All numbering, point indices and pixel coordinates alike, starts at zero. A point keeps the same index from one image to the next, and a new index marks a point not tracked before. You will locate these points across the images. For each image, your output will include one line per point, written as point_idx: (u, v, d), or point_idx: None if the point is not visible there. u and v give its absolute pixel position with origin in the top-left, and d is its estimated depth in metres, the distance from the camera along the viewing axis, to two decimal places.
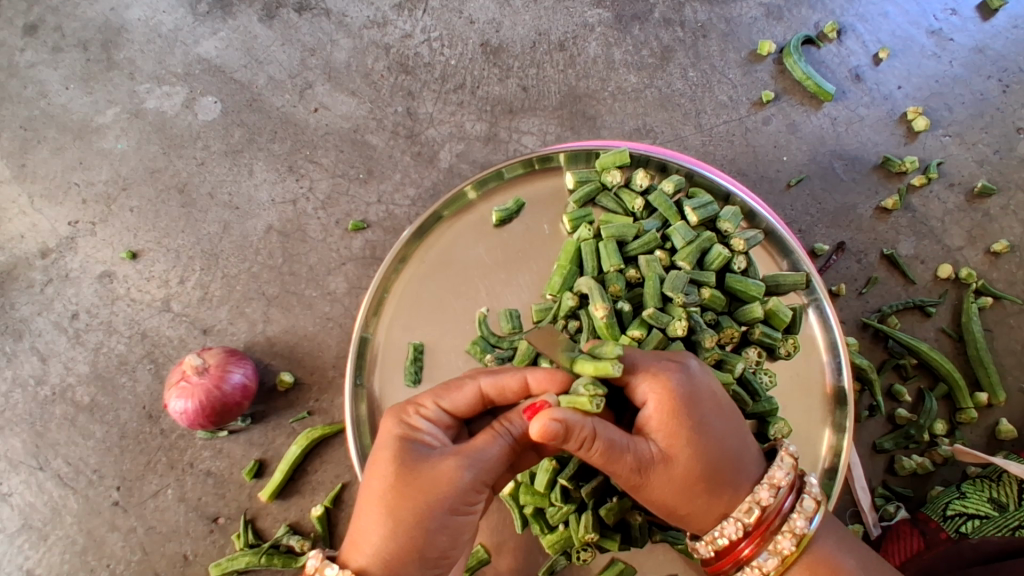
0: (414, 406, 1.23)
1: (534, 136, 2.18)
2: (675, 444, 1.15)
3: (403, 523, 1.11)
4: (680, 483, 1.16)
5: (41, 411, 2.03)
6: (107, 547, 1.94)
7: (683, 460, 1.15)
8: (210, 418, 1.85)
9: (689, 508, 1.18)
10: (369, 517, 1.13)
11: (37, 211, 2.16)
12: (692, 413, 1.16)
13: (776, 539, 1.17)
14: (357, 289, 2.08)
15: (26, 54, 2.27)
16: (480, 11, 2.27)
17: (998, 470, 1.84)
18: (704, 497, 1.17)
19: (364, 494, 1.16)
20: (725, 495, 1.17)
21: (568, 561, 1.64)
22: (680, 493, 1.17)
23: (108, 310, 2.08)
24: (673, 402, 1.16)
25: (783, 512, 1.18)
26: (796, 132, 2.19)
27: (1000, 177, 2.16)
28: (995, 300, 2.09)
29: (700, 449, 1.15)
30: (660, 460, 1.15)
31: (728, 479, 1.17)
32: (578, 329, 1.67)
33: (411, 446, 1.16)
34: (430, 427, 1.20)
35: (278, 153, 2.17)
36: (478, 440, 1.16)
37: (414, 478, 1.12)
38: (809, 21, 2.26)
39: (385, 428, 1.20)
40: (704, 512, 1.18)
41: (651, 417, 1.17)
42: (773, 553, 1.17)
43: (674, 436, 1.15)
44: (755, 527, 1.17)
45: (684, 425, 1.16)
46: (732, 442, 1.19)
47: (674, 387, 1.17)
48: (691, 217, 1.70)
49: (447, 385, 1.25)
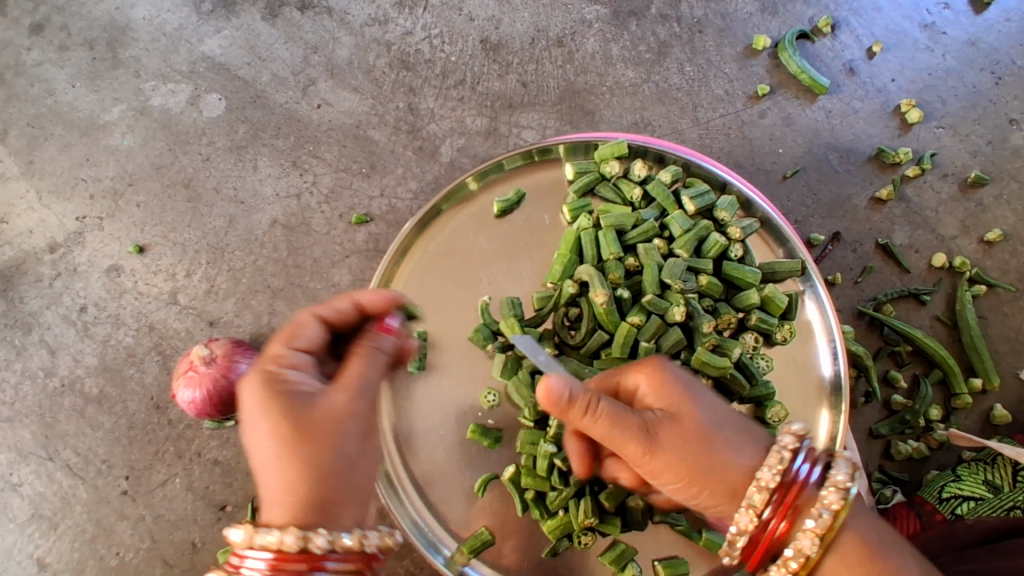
0: (273, 357, 1.24)
1: (533, 131, 2.21)
2: (677, 405, 1.23)
3: (318, 465, 1.14)
4: (690, 447, 1.19)
5: (51, 403, 2.06)
6: (117, 535, 1.98)
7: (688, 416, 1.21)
8: (217, 408, 1.89)
9: (708, 474, 1.20)
10: (271, 472, 1.14)
11: (45, 208, 2.20)
12: (685, 380, 1.26)
13: (822, 495, 1.15)
14: (361, 281, 2.11)
15: (33, 53, 2.31)
16: (479, 8, 2.31)
17: (992, 453, 1.88)
18: (721, 459, 1.19)
19: (258, 454, 1.17)
20: (741, 452, 1.21)
21: (569, 544, 1.67)
22: (695, 459, 1.19)
23: (116, 303, 2.12)
24: (666, 375, 1.26)
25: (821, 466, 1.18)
26: (791, 125, 2.23)
27: (993, 167, 2.20)
28: (989, 288, 2.12)
29: (699, 412, 1.22)
30: (657, 426, 1.21)
31: (736, 441, 1.22)
32: (579, 316, 1.72)
33: (281, 396, 1.18)
34: (299, 374, 1.23)
35: (282, 149, 2.21)
36: (352, 369, 1.22)
37: (313, 421, 1.16)
38: (804, 16, 2.30)
39: (257, 383, 1.20)
40: (725, 477, 1.19)
41: (646, 392, 1.26)
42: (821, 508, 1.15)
43: (670, 402, 1.23)
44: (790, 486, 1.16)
45: (681, 391, 1.24)
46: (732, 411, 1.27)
47: (659, 367, 1.27)
48: (689, 205, 1.74)
49: (289, 329, 1.29)
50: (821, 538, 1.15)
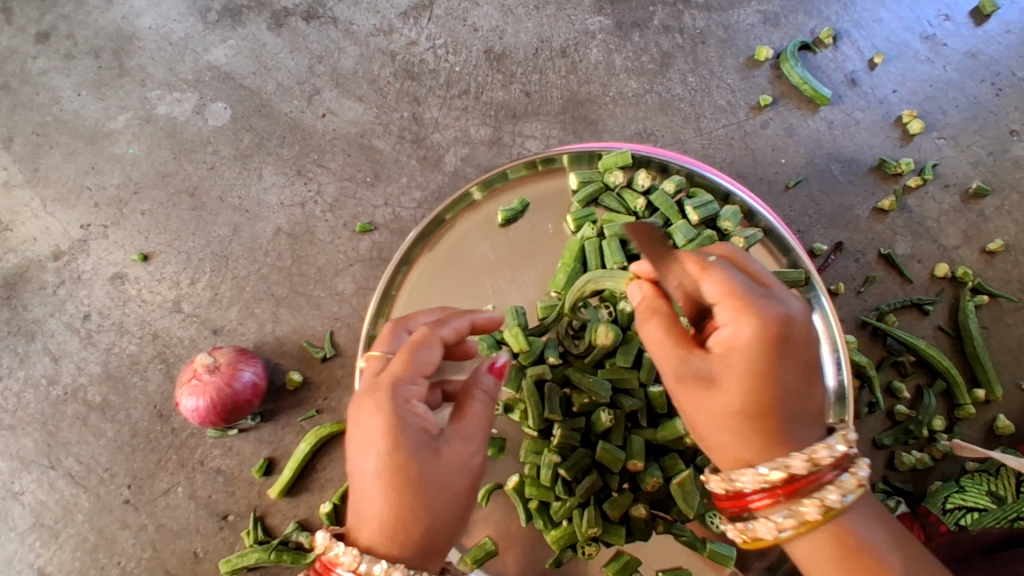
0: (403, 386, 1.20)
1: (537, 140, 2.23)
2: (728, 377, 1.18)
3: (432, 514, 1.17)
4: (736, 403, 1.18)
5: (53, 411, 2.06)
6: (118, 544, 1.97)
7: (734, 394, 1.18)
8: (221, 416, 1.89)
9: (733, 430, 1.20)
10: (381, 503, 1.15)
11: (50, 215, 2.20)
12: (770, 354, 1.16)
13: (825, 492, 1.19)
14: (365, 289, 2.11)
15: (39, 61, 2.32)
16: (483, 19, 2.33)
17: (997, 463, 1.86)
18: (752, 427, 1.19)
19: (368, 477, 1.16)
20: (763, 444, 1.20)
21: (573, 554, 1.66)
22: (731, 413, 1.19)
23: (119, 311, 2.12)
24: (754, 342, 1.16)
25: (839, 469, 1.20)
26: (793, 135, 2.24)
27: (994, 177, 2.21)
28: (991, 299, 2.13)
29: (772, 379, 1.17)
30: (702, 382, 1.20)
31: (784, 421, 1.19)
32: (582, 325, 1.71)
33: (403, 433, 1.16)
34: (423, 408, 1.22)
35: (287, 158, 2.21)
36: (478, 417, 1.26)
37: (434, 473, 1.17)
38: (805, 27, 2.32)
39: (382, 408, 1.17)
40: (746, 441, 1.20)
41: (727, 342, 1.18)
42: (797, 512, 1.19)
43: (728, 369, 1.18)
44: (800, 480, 1.19)
45: (756, 363, 1.16)
46: (790, 401, 1.20)
47: (775, 318, 1.17)
48: (692, 215, 1.75)
49: (419, 346, 1.26)
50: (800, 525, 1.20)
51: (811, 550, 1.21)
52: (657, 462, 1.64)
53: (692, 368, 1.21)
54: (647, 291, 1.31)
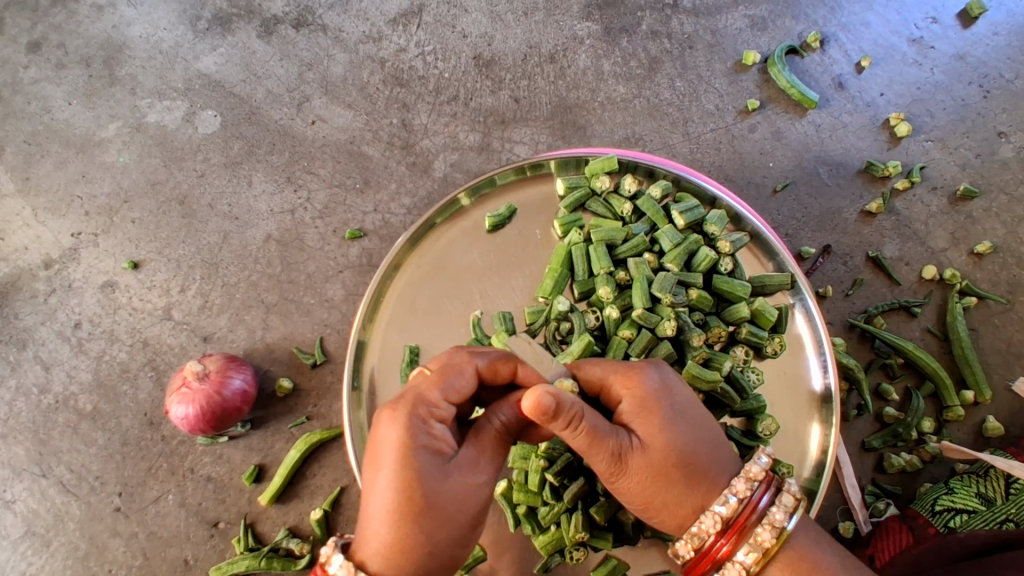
0: (422, 405, 1.20)
1: (526, 146, 2.23)
2: (651, 434, 1.20)
3: (428, 543, 1.15)
4: (655, 474, 1.20)
5: (45, 419, 2.07)
6: (109, 552, 1.98)
7: (659, 448, 1.20)
8: (211, 423, 1.89)
9: (665, 497, 1.22)
10: (380, 521, 1.15)
11: (40, 224, 2.21)
12: (666, 407, 1.22)
13: (756, 532, 1.20)
14: (355, 296, 2.12)
15: (30, 70, 2.34)
16: (472, 25, 2.34)
17: (986, 465, 1.87)
18: (680, 485, 1.21)
19: (382, 499, 1.14)
20: (700, 489, 1.21)
21: (562, 559, 1.67)
22: (656, 486, 1.21)
23: (110, 318, 2.13)
24: (646, 397, 1.22)
25: (761, 504, 1.21)
26: (781, 139, 2.25)
27: (982, 179, 2.22)
28: (980, 300, 2.13)
29: (676, 440, 1.20)
30: (628, 455, 1.19)
31: (704, 471, 1.22)
32: (570, 330, 1.72)
33: (421, 458, 1.15)
34: (442, 432, 1.21)
35: (276, 165, 2.22)
36: (484, 448, 1.22)
37: (435, 502, 1.14)
38: (793, 31, 2.33)
39: (397, 428, 1.16)
40: (681, 504, 1.22)
41: (627, 412, 1.23)
42: (752, 545, 1.19)
43: (644, 430, 1.21)
44: (726, 527, 1.20)
45: (660, 418, 1.21)
46: (708, 437, 1.24)
47: (645, 385, 1.23)
48: (678, 220, 1.75)
49: (450, 371, 1.25)
50: (761, 555, 1.19)
51: None
52: None
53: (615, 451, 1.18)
54: (549, 395, 1.07)
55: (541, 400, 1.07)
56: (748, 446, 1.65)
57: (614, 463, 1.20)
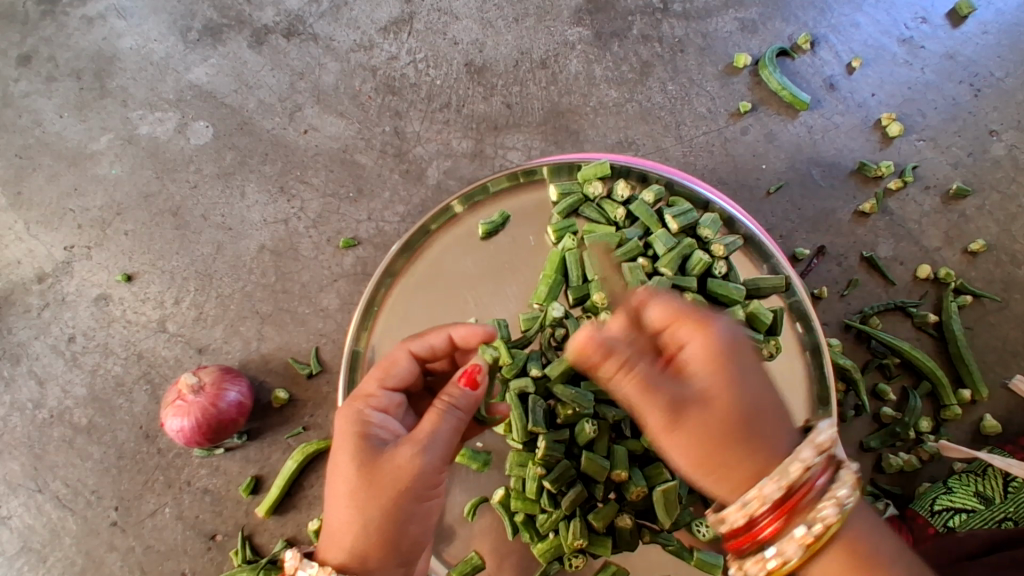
0: (364, 397, 1.34)
1: (519, 151, 2.23)
2: (713, 387, 1.15)
3: (370, 520, 1.23)
4: (742, 417, 1.15)
5: (40, 434, 2.06)
6: (106, 567, 1.97)
7: (720, 399, 1.15)
8: (206, 436, 1.88)
9: (725, 460, 1.16)
10: (334, 510, 1.26)
11: (33, 238, 2.21)
12: (733, 362, 1.17)
13: (818, 508, 1.14)
14: (349, 305, 2.11)
15: (21, 84, 2.33)
16: (464, 32, 2.34)
17: (983, 464, 1.88)
18: (767, 411, 1.18)
19: (333, 487, 1.26)
20: (774, 440, 1.17)
21: (561, 566, 1.67)
22: (728, 432, 1.15)
23: (104, 332, 2.12)
24: (716, 350, 1.16)
25: (816, 487, 1.14)
26: (773, 141, 2.25)
27: (974, 178, 2.22)
28: (974, 298, 2.13)
29: (736, 395, 1.15)
30: (692, 407, 1.15)
31: (765, 428, 1.17)
32: (566, 336, 1.71)
33: (363, 443, 1.26)
34: (382, 418, 1.31)
35: (269, 175, 2.22)
36: (425, 425, 1.25)
37: (373, 478, 1.23)
38: (783, 33, 2.34)
39: (342, 419, 1.31)
40: (768, 448, 1.16)
41: (693, 359, 1.17)
42: (817, 521, 1.13)
43: (717, 384, 1.15)
44: (792, 494, 1.14)
45: (725, 374, 1.16)
46: (753, 400, 1.17)
47: (718, 338, 1.18)
48: (672, 224, 1.76)
49: (386, 363, 1.37)
50: (809, 544, 1.14)
51: (835, 570, 1.16)
52: (641, 470, 1.63)
53: (709, 346, 1.16)
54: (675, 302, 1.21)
55: (589, 342, 1.15)
56: None
57: (694, 370, 1.17)
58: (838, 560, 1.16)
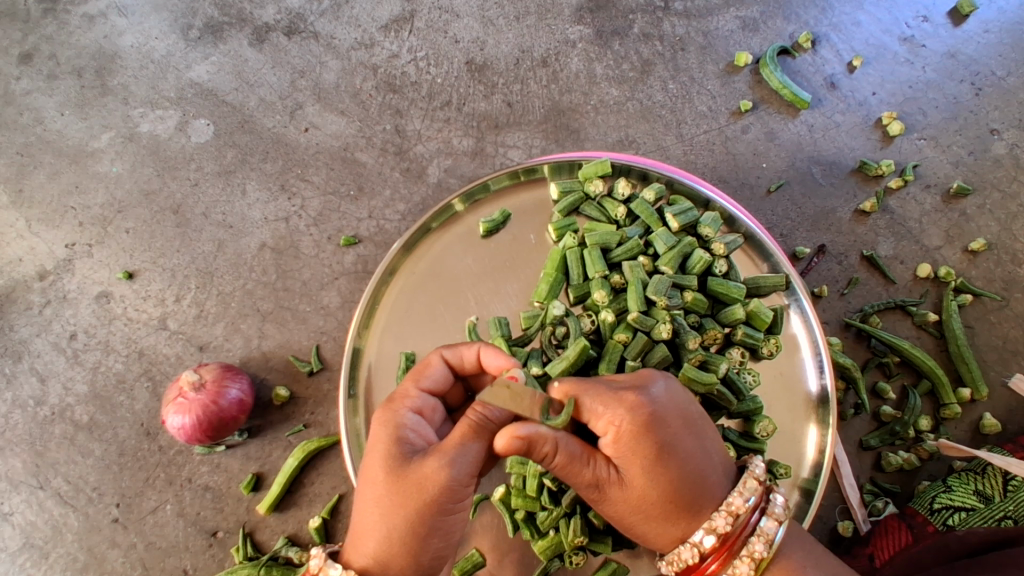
0: (400, 399, 1.35)
1: (519, 150, 2.23)
2: (631, 472, 1.25)
3: (395, 527, 1.22)
4: (662, 493, 1.25)
5: (41, 431, 2.06)
6: (107, 563, 1.97)
7: (638, 486, 1.26)
8: (207, 433, 1.89)
9: (652, 527, 1.31)
10: (361, 514, 1.26)
11: (34, 235, 2.21)
12: (651, 442, 1.23)
13: (749, 544, 1.27)
14: (350, 303, 2.11)
15: (22, 82, 2.34)
16: (464, 30, 2.34)
17: (982, 462, 1.89)
18: (689, 477, 1.26)
19: (363, 490, 1.27)
20: (699, 512, 1.27)
21: (561, 563, 1.67)
22: (650, 504, 1.27)
23: (105, 329, 2.12)
24: (629, 433, 1.23)
25: (748, 528, 1.28)
26: (774, 139, 2.25)
27: (975, 177, 2.22)
28: (975, 297, 2.13)
29: (657, 477, 1.24)
30: (608, 483, 1.28)
31: (694, 500, 1.27)
32: (566, 335, 1.71)
33: (394, 447, 1.26)
34: (415, 422, 1.31)
35: (270, 172, 2.22)
36: (455, 435, 1.23)
37: (399, 485, 1.21)
38: (784, 32, 2.34)
39: (376, 423, 1.31)
40: (697, 516, 1.27)
41: (609, 445, 1.26)
42: (748, 558, 1.27)
43: (628, 469, 1.26)
44: (729, 537, 1.27)
45: (642, 454, 1.24)
46: (692, 469, 1.26)
47: (633, 416, 1.23)
48: (672, 222, 1.75)
49: (422, 370, 1.40)
50: (757, 564, 1.27)
51: None
52: None
53: (626, 428, 1.23)
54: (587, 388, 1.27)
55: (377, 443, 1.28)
56: (746, 447, 1.66)
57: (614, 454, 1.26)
58: None
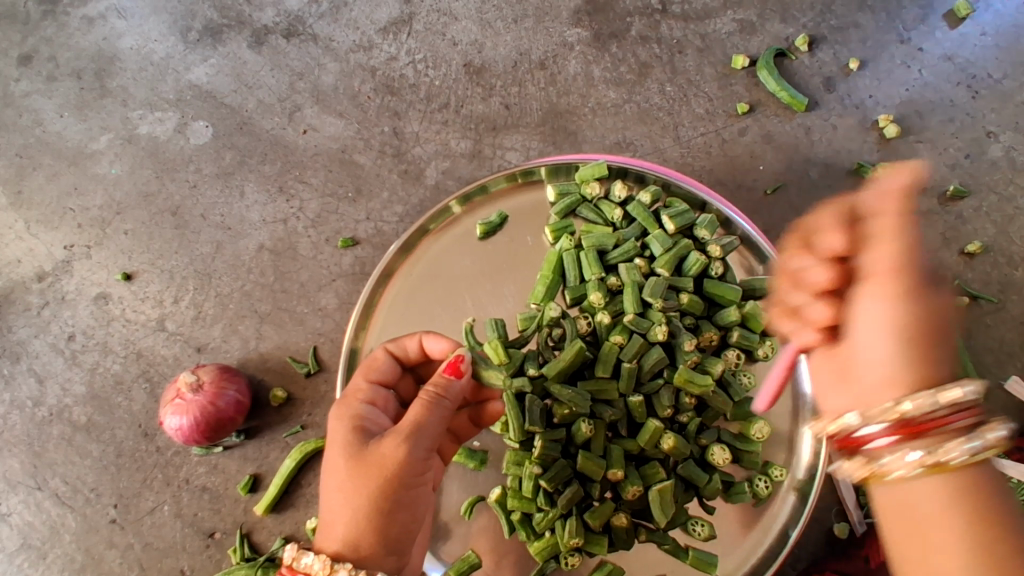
0: (353, 393, 1.41)
1: (517, 152, 2.24)
2: (917, 294, 1.12)
3: (362, 507, 1.24)
4: (932, 322, 1.12)
5: (39, 432, 2.07)
6: (105, 564, 1.98)
7: (921, 308, 1.12)
8: (205, 434, 1.89)
9: (914, 363, 1.11)
10: (327, 504, 1.28)
11: (33, 236, 2.22)
12: (924, 267, 1.14)
13: (946, 445, 1.04)
14: (348, 304, 2.12)
15: (22, 83, 2.35)
16: (463, 33, 2.35)
17: None
18: (942, 324, 1.12)
19: (327, 480, 1.29)
20: (939, 357, 1.11)
21: (557, 565, 1.67)
22: (920, 335, 1.11)
23: (104, 330, 2.13)
24: (919, 264, 1.14)
25: (950, 424, 1.06)
26: (771, 142, 2.25)
27: (971, 179, 2.23)
28: (971, 300, 2.14)
29: (927, 299, 1.12)
30: (929, 298, 1.12)
31: (938, 340, 1.12)
32: (563, 336, 1.70)
33: (352, 434, 1.30)
34: (369, 411, 1.36)
35: (268, 174, 2.23)
36: (411, 415, 1.28)
37: (362, 467, 1.25)
38: (781, 35, 2.34)
39: (334, 417, 1.36)
40: (936, 364, 1.11)
41: (892, 246, 1.14)
42: (935, 454, 1.04)
43: (919, 286, 1.13)
44: (931, 420, 1.06)
45: (901, 271, 1.13)
46: (939, 312, 1.13)
47: (909, 232, 1.14)
48: (669, 225, 1.76)
49: (370, 365, 1.47)
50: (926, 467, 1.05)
51: (933, 501, 1.05)
52: (638, 470, 1.65)
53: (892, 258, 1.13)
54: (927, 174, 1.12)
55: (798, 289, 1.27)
56: (741, 449, 1.67)
57: (870, 274, 1.15)
58: (940, 493, 1.05)
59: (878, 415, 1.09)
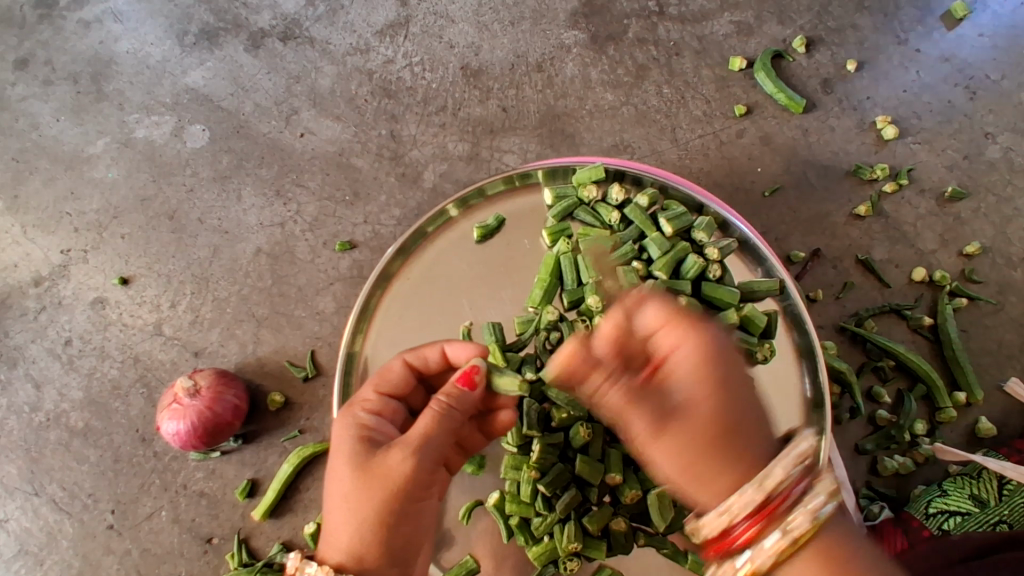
0: (361, 401, 1.42)
1: (514, 155, 2.24)
2: (699, 398, 1.19)
3: (366, 517, 1.28)
4: (715, 428, 1.19)
5: (36, 437, 2.06)
6: (103, 569, 1.98)
7: (702, 413, 1.19)
8: (203, 439, 1.89)
9: (705, 468, 1.19)
10: (332, 513, 1.31)
11: (29, 241, 2.21)
12: (713, 369, 1.20)
13: (790, 516, 1.16)
14: (346, 308, 2.11)
15: (18, 87, 2.34)
16: (460, 35, 2.34)
17: (978, 466, 1.90)
18: (751, 442, 1.20)
19: (333, 488, 1.32)
20: (743, 459, 1.19)
21: (555, 569, 1.66)
22: (706, 443, 1.18)
23: (101, 335, 2.12)
24: (698, 358, 1.20)
25: (794, 493, 1.17)
26: (768, 144, 2.25)
27: (969, 181, 2.22)
28: (970, 301, 2.14)
29: (719, 409, 1.19)
30: (672, 419, 1.19)
31: (748, 444, 1.20)
32: (560, 340, 1.70)
33: (360, 444, 1.33)
34: (377, 421, 1.38)
35: (265, 178, 2.22)
36: (421, 427, 1.30)
37: (367, 478, 1.28)
38: (778, 37, 2.34)
39: (341, 425, 1.38)
40: (740, 458, 1.19)
41: (680, 361, 1.20)
42: (787, 529, 1.15)
43: (691, 394, 1.20)
44: (772, 499, 1.15)
45: (713, 373, 1.20)
46: (747, 415, 1.22)
47: (685, 338, 1.21)
48: (667, 227, 1.75)
49: (381, 372, 1.46)
50: (801, 536, 1.15)
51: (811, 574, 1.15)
52: (636, 474, 1.63)
53: (696, 352, 1.21)
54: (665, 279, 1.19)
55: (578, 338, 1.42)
56: None
57: (673, 373, 1.20)
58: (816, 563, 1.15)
59: (725, 511, 1.17)
